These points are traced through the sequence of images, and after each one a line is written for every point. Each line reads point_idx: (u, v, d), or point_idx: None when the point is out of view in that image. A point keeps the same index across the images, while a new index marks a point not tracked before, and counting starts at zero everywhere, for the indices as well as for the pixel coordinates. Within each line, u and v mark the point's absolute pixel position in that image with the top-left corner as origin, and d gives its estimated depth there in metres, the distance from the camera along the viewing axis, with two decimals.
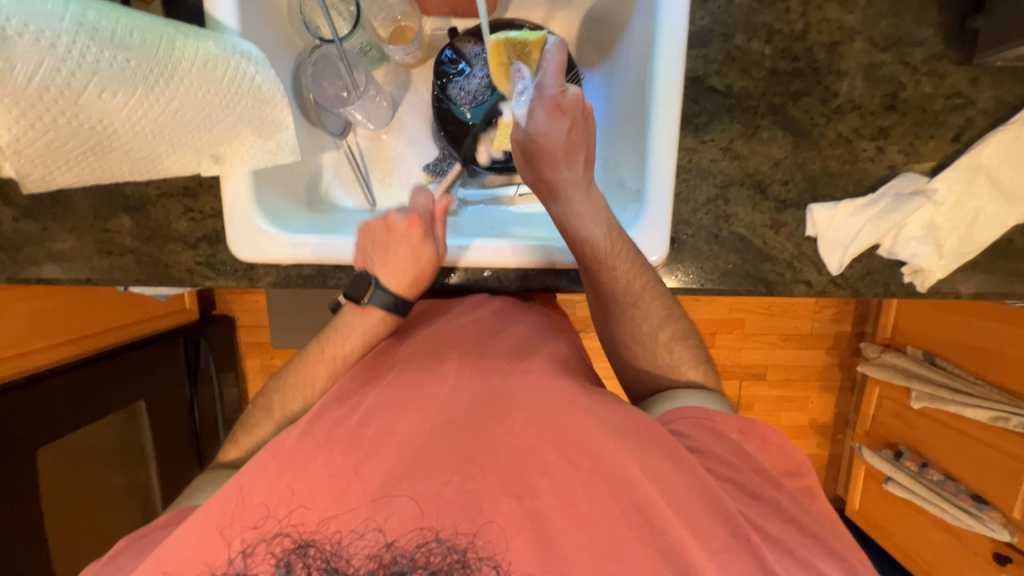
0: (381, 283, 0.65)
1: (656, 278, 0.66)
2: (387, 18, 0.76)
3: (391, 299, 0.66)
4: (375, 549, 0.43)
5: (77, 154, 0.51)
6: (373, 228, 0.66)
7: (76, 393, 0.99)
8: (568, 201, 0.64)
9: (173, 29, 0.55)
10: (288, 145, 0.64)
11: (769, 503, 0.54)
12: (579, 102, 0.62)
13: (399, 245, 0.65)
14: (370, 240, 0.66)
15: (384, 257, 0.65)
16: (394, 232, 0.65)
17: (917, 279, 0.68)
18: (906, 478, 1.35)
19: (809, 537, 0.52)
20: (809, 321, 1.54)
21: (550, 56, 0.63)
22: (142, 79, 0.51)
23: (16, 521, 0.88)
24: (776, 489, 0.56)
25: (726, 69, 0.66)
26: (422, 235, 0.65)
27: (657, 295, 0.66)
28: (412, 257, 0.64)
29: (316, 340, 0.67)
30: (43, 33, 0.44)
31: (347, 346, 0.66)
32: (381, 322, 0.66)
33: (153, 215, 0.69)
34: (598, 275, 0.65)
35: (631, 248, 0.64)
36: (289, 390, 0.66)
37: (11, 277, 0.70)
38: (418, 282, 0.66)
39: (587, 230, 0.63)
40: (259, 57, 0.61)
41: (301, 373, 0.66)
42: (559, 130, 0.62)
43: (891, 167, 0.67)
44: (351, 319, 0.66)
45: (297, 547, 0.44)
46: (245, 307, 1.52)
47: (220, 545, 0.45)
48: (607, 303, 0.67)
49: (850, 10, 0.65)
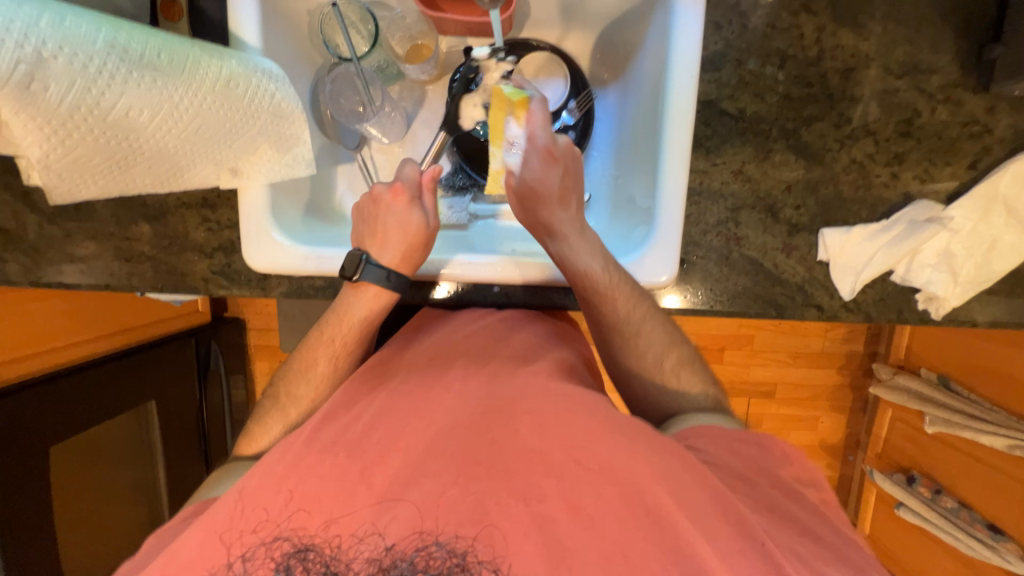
0: (373, 259, 0.65)
1: (653, 306, 0.67)
2: (404, 36, 0.77)
3: (384, 274, 0.65)
4: (375, 553, 0.43)
5: (102, 167, 0.53)
6: (363, 206, 0.68)
7: (87, 392, 1.00)
8: (565, 240, 0.65)
9: (197, 48, 0.56)
10: (304, 160, 0.66)
11: (788, 515, 0.51)
12: (569, 152, 0.65)
13: (387, 216, 0.66)
14: (360, 218, 0.68)
15: (373, 230, 0.66)
16: (379, 203, 0.66)
17: (932, 306, 0.67)
18: (919, 505, 1.31)
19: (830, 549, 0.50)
20: (819, 340, 1.53)
21: (535, 112, 0.64)
22: (167, 97, 0.52)
23: (26, 513, 0.89)
24: (793, 501, 0.54)
25: (739, 93, 0.67)
26: (409, 202, 0.66)
27: (656, 321, 0.67)
28: (400, 226, 0.66)
29: (322, 328, 0.68)
30: (76, 56, 0.45)
31: (346, 327, 0.67)
32: (377, 300, 0.66)
33: (171, 225, 0.71)
34: (596, 305, 0.65)
35: (631, 278, 0.65)
36: (294, 375, 0.67)
37: (34, 280, 0.72)
38: (412, 254, 0.67)
39: (584, 263, 0.64)
40: (280, 74, 0.63)
41: (306, 359, 0.67)
42: (552, 179, 0.64)
43: (906, 194, 0.67)
44: (349, 299, 0.67)
45: (296, 551, 0.43)
46: (256, 311, 1.54)
47: (218, 551, 0.44)
48: (609, 330, 0.67)
49: (865, 37, 0.65)
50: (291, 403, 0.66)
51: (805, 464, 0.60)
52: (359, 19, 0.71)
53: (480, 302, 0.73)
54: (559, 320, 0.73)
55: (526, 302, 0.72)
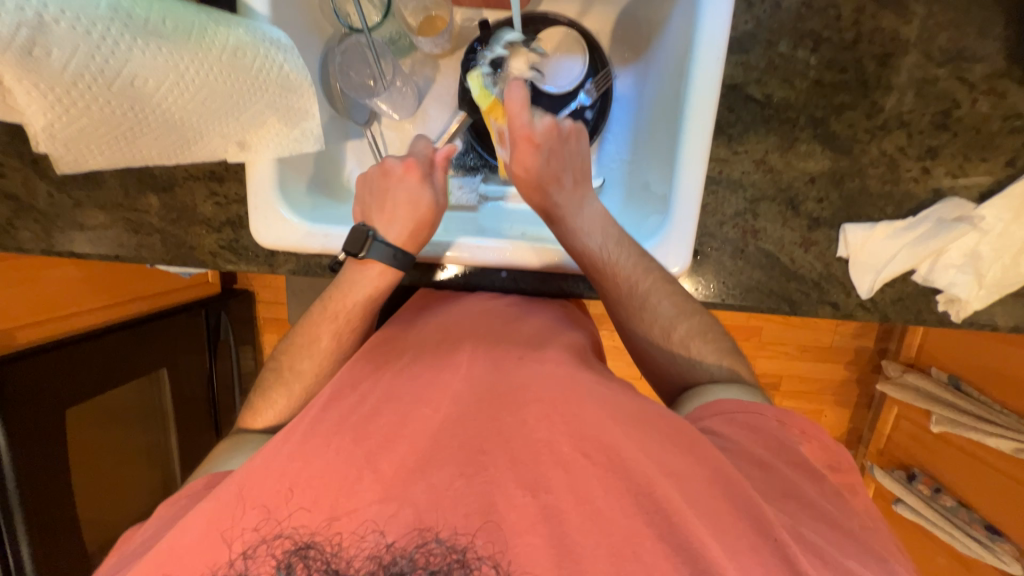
0: (380, 236, 0.64)
1: (664, 276, 0.63)
2: (418, 7, 0.74)
3: (390, 252, 0.64)
4: (375, 551, 0.41)
5: (108, 138, 0.53)
6: (370, 177, 0.67)
7: (99, 361, 1.02)
8: (563, 220, 0.64)
9: (203, 14, 0.54)
10: (313, 135, 0.63)
11: (805, 501, 0.49)
12: (551, 132, 0.64)
13: (398, 190, 0.65)
14: (368, 189, 0.66)
15: (381, 205, 0.65)
16: (390, 175, 0.65)
17: (953, 308, 0.65)
18: (917, 502, 1.31)
19: (841, 530, 0.48)
20: (830, 334, 1.51)
21: (512, 91, 0.64)
22: (173, 66, 0.51)
23: (42, 472, 0.91)
24: (812, 490, 0.52)
25: (767, 77, 0.63)
26: (419, 178, 0.65)
27: (666, 292, 0.63)
28: (410, 202, 0.64)
29: (325, 302, 0.66)
30: (78, 21, 0.44)
31: (349, 303, 0.65)
32: (382, 276, 0.65)
33: (179, 197, 0.70)
34: (599, 281, 0.64)
35: (633, 248, 0.63)
36: (296, 350, 0.66)
37: (45, 249, 0.72)
38: (417, 231, 0.65)
39: (583, 239, 0.63)
40: (289, 45, 0.60)
41: (309, 334, 0.66)
42: (537, 161, 0.63)
43: (936, 190, 0.64)
44: (353, 276, 0.65)
45: (297, 549, 0.41)
46: (264, 284, 1.55)
47: (219, 547, 0.42)
48: (614, 304, 0.65)
49: (908, 21, 0.61)
50: (301, 378, 0.65)
51: (833, 449, 0.57)
52: None
53: (487, 287, 0.71)
54: (569, 299, 0.72)
55: (534, 287, 0.71)
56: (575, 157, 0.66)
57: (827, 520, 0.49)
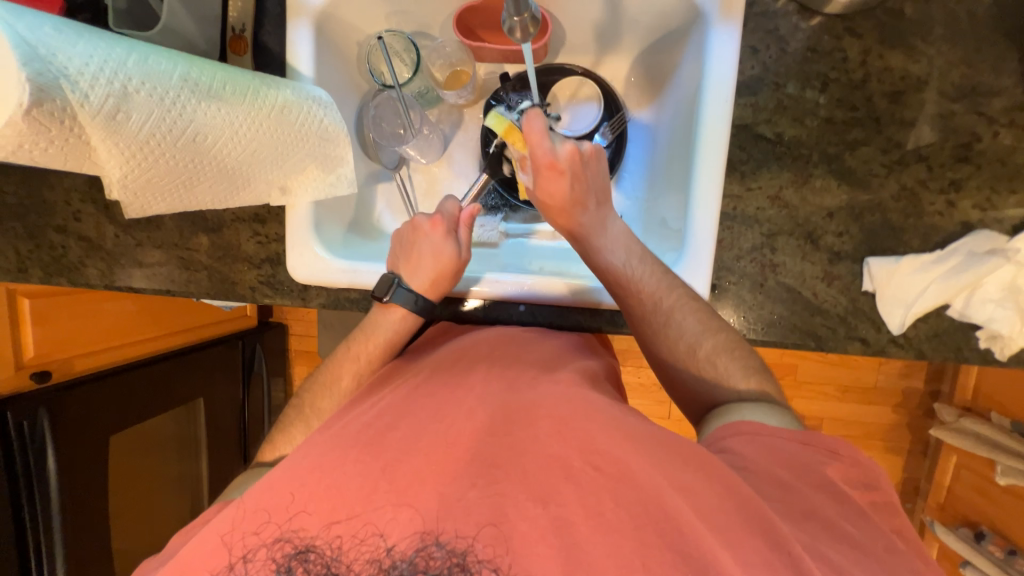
0: (404, 283, 0.68)
1: (689, 293, 0.63)
2: (444, 64, 0.81)
3: (413, 298, 0.68)
4: (376, 554, 0.40)
5: (170, 188, 0.59)
6: (402, 233, 0.70)
7: (144, 388, 1.09)
8: (588, 241, 0.67)
9: (257, 80, 0.62)
10: (347, 179, 0.71)
11: (831, 531, 0.47)
12: (573, 157, 0.64)
13: (423, 243, 0.68)
14: (398, 242, 0.70)
15: (408, 256, 0.69)
16: (418, 230, 0.69)
17: (995, 345, 0.62)
18: (989, 566, 1.16)
19: (877, 565, 0.45)
20: (872, 374, 1.42)
21: (532, 122, 0.63)
22: (230, 124, 0.58)
23: (83, 490, 0.95)
24: (848, 524, 0.48)
25: (777, 117, 0.65)
26: (444, 234, 0.68)
27: (691, 310, 0.62)
28: (434, 255, 0.67)
29: (351, 344, 0.70)
30: (155, 90, 0.51)
31: (373, 345, 0.69)
32: (403, 320, 0.69)
33: (226, 237, 0.77)
34: (623, 298, 0.64)
35: (655, 265, 0.64)
36: (320, 389, 0.69)
37: (108, 284, 0.80)
38: (440, 282, 0.68)
39: (606, 259, 0.65)
40: (328, 101, 0.68)
41: (333, 373, 0.70)
42: (562, 188, 0.65)
43: (965, 223, 0.63)
44: (372, 313, 0.69)
45: (296, 552, 0.41)
46: (298, 317, 1.63)
47: (219, 552, 0.43)
48: (638, 323, 0.65)
49: (917, 59, 0.62)
50: (321, 412, 0.67)
51: (866, 478, 0.54)
52: (404, 49, 0.78)
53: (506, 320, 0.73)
54: (588, 333, 0.73)
55: (553, 321, 0.72)
56: (597, 177, 0.67)
57: (862, 555, 0.46)
